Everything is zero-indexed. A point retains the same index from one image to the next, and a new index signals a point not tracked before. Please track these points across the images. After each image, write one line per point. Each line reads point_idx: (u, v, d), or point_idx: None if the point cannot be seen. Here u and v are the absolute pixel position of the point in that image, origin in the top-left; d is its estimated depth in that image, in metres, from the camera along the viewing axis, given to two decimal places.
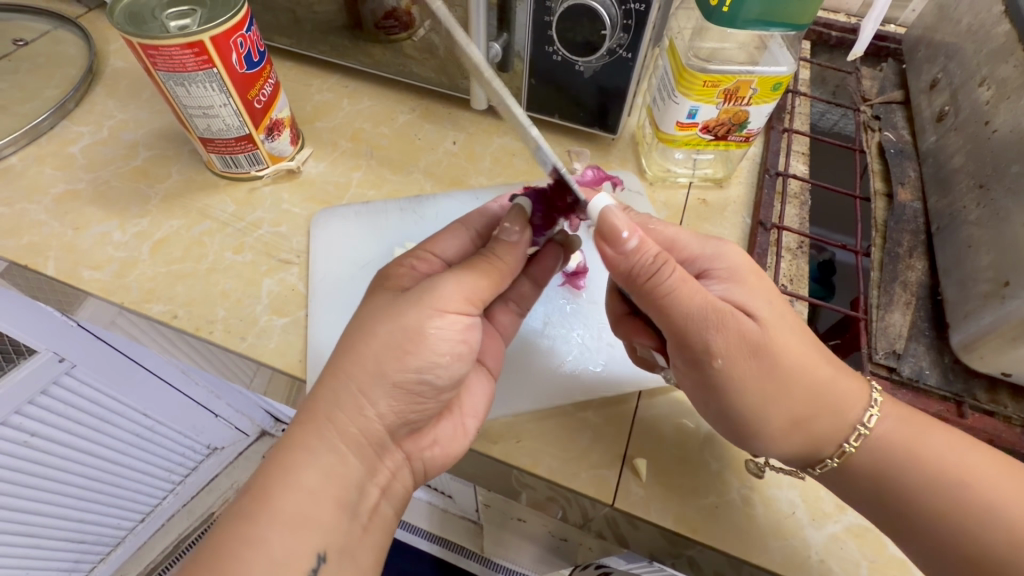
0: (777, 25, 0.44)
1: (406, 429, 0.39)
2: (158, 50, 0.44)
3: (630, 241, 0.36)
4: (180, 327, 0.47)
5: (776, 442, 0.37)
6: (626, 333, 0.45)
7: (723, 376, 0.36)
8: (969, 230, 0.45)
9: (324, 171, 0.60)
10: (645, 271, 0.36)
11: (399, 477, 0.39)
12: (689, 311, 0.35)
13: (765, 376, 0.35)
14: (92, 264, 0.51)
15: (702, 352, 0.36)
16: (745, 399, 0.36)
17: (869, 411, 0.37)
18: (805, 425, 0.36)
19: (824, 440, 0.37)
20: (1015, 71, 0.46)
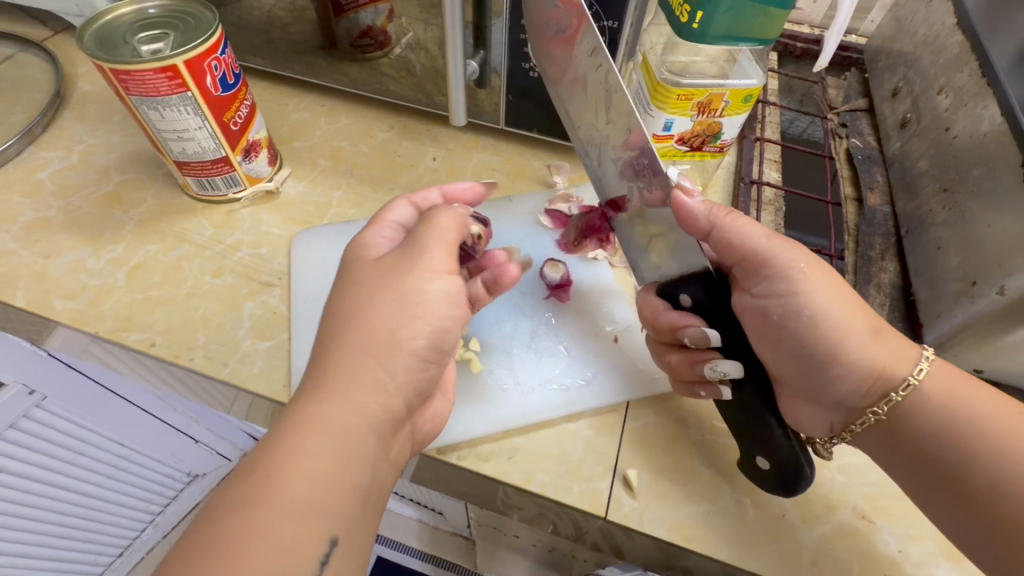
0: (744, 40, 0.46)
1: (417, 400, 0.37)
2: (130, 74, 0.44)
3: (700, 200, 0.41)
4: (158, 356, 0.46)
5: (844, 375, 0.37)
6: (670, 332, 0.43)
7: (800, 303, 0.37)
8: (937, 231, 0.47)
9: (304, 191, 0.59)
10: (716, 217, 0.40)
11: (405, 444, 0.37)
12: (744, 246, 0.40)
13: (828, 301, 0.37)
14: (64, 293, 0.50)
15: (780, 282, 0.38)
16: (816, 334, 0.37)
17: (909, 380, 0.36)
18: (854, 374, 0.37)
19: (874, 387, 0.37)
20: (970, 79, 0.48)
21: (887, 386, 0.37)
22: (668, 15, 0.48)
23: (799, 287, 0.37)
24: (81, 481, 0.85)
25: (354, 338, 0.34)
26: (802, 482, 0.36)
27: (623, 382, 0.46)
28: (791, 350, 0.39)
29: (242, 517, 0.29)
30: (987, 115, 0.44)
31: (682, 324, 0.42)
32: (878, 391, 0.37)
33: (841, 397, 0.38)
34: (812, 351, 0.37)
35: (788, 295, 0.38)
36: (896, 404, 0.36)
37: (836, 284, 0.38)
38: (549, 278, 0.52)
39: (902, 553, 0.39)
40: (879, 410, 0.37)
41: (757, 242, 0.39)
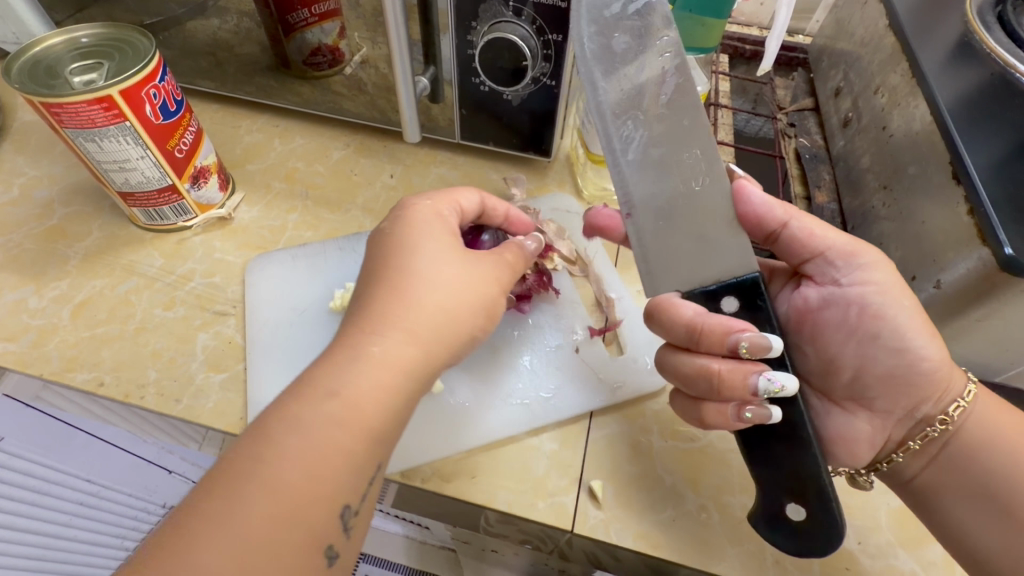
0: (685, 49, 0.47)
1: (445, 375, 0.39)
2: (63, 107, 0.42)
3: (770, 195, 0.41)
4: (107, 396, 0.44)
5: (923, 379, 0.38)
6: (720, 340, 0.38)
7: (889, 299, 0.38)
8: (881, 226, 0.48)
9: (258, 216, 0.58)
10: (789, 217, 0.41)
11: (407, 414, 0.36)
12: (820, 242, 0.41)
13: (903, 293, 0.38)
14: (5, 335, 0.48)
15: (868, 275, 0.39)
16: (900, 330, 0.37)
17: (969, 389, 0.38)
18: (922, 370, 0.37)
19: (938, 395, 0.38)
20: (902, 79, 0.49)
21: (954, 393, 0.38)
22: None
23: (889, 279, 0.38)
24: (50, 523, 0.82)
25: (396, 303, 0.34)
26: (834, 498, 0.35)
27: (586, 393, 0.46)
28: (873, 345, 0.39)
29: (269, 471, 0.28)
30: (918, 114, 0.46)
31: (739, 329, 0.38)
32: (946, 399, 0.38)
33: (916, 401, 0.38)
34: (892, 344, 0.38)
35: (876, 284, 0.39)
36: (964, 411, 0.38)
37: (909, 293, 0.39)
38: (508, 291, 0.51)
39: (860, 546, 0.39)
40: (948, 418, 0.38)
41: (836, 240, 0.40)
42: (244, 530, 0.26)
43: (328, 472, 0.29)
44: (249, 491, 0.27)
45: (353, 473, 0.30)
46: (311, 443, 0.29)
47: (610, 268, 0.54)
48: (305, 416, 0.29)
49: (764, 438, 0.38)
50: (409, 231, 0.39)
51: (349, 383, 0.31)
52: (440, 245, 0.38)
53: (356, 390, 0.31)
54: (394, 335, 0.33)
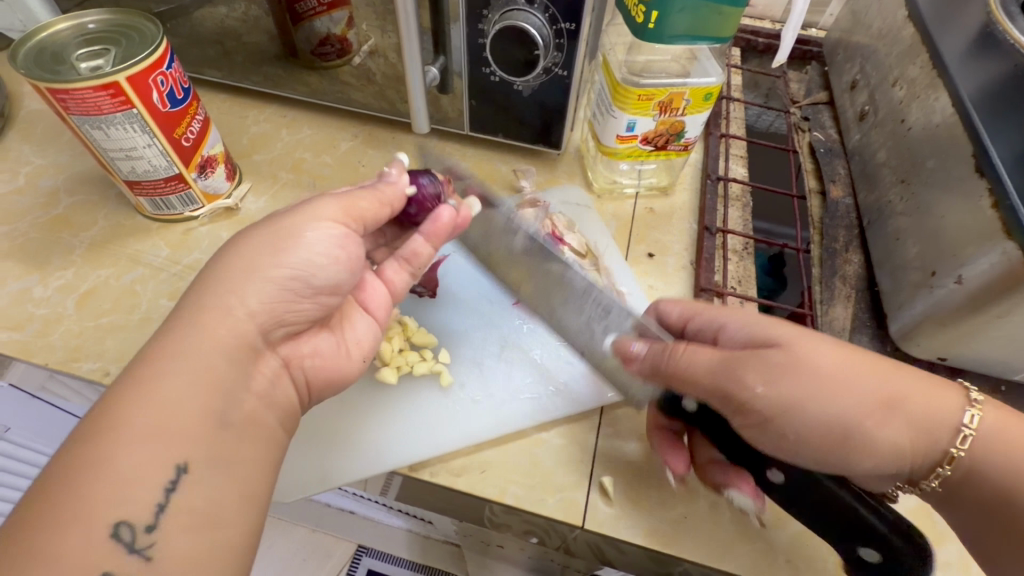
0: (703, 39, 0.46)
1: (282, 331, 0.36)
2: (70, 93, 0.42)
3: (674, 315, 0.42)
4: (113, 386, 0.44)
5: (881, 453, 0.33)
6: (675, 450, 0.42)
7: (773, 399, 0.34)
8: (897, 221, 0.47)
9: (265, 206, 0.58)
10: (666, 355, 0.39)
11: (281, 384, 0.36)
12: (704, 381, 0.36)
13: (807, 390, 0.33)
14: (10, 324, 0.47)
15: (763, 373, 0.34)
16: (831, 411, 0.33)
17: (971, 413, 0.34)
18: (875, 443, 0.33)
19: (926, 441, 0.33)
20: (921, 71, 0.48)
21: (946, 441, 0.33)
22: (625, 15, 0.48)
23: (789, 356, 0.34)
24: None
25: (262, 263, 0.34)
26: (917, 530, 0.32)
27: (596, 388, 0.45)
28: (813, 443, 0.34)
29: (106, 442, 0.27)
30: (939, 107, 0.45)
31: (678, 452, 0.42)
32: (936, 454, 0.34)
33: (893, 470, 0.34)
34: (834, 438, 0.33)
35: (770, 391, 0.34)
36: (971, 441, 0.33)
37: (800, 377, 0.34)
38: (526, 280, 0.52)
39: None
40: (954, 449, 0.33)
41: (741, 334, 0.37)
42: (82, 500, 0.26)
43: (170, 438, 0.28)
44: (66, 480, 0.26)
45: (200, 442, 0.29)
46: (162, 409, 0.29)
47: (620, 263, 0.54)
48: (156, 382, 0.29)
49: (792, 493, 0.37)
50: (267, 235, 0.36)
51: (187, 348, 0.31)
52: (316, 204, 0.38)
53: (194, 356, 0.31)
54: (238, 295, 0.33)
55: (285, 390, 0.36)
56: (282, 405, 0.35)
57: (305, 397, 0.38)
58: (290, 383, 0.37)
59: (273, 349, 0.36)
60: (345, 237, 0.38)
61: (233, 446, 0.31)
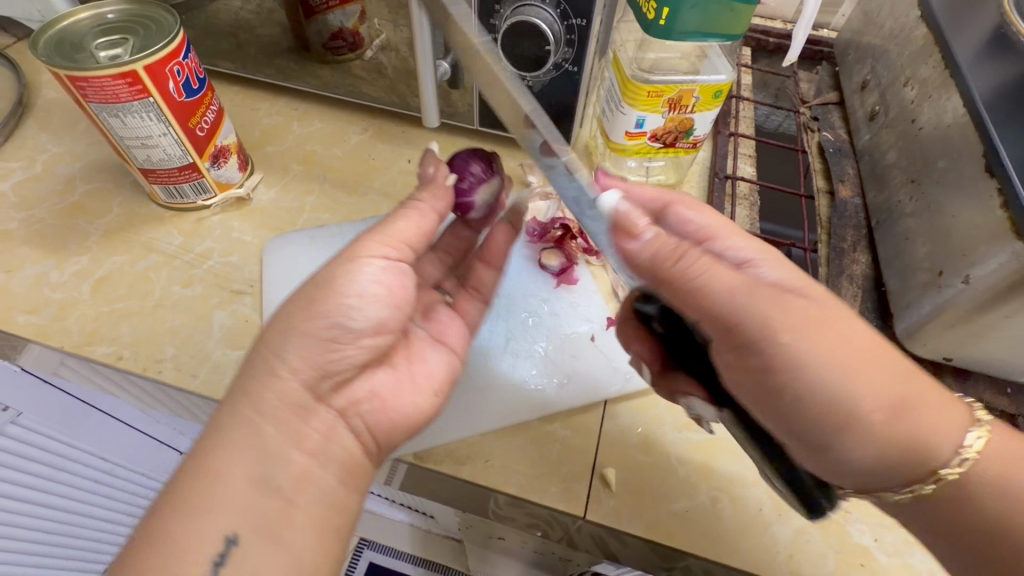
0: (713, 36, 0.46)
1: (330, 382, 0.35)
2: (88, 81, 0.42)
3: (648, 236, 0.36)
4: (126, 369, 0.45)
5: (858, 445, 0.32)
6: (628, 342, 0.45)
7: (785, 354, 0.31)
8: (906, 222, 0.47)
9: (276, 197, 0.58)
10: (669, 255, 0.34)
11: (336, 438, 0.34)
12: (724, 302, 0.33)
13: (826, 353, 0.31)
14: (27, 307, 0.48)
15: (761, 334, 0.32)
16: (825, 385, 0.31)
17: (975, 434, 0.32)
18: (871, 438, 0.31)
19: (918, 455, 0.31)
20: (934, 71, 0.48)
21: (941, 459, 0.32)
22: (637, 11, 0.48)
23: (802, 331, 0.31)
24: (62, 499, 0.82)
25: (295, 322, 0.34)
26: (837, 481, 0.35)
27: (600, 381, 0.46)
28: (806, 413, 0.32)
29: (161, 521, 0.29)
30: (951, 106, 0.45)
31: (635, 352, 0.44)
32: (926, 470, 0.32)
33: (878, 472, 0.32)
34: (829, 412, 0.31)
35: (789, 344, 0.31)
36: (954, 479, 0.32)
37: (832, 335, 0.31)
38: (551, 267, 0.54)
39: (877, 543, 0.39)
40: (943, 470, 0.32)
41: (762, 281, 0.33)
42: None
43: (218, 513, 0.29)
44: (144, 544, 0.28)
45: (250, 517, 0.30)
46: (209, 481, 0.30)
47: None
48: (209, 456, 0.31)
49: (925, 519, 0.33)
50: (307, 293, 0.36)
51: (232, 425, 0.32)
52: (352, 246, 0.38)
53: (239, 430, 0.31)
54: (276, 354, 0.34)
55: (342, 443, 0.35)
56: (338, 459, 0.34)
57: (372, 443, 0.36)
58: (350, 435, 0.35)
59: (325, 402, 0.35)
60: (383, 270, 0.38)
61: (283, 515, 0.31)
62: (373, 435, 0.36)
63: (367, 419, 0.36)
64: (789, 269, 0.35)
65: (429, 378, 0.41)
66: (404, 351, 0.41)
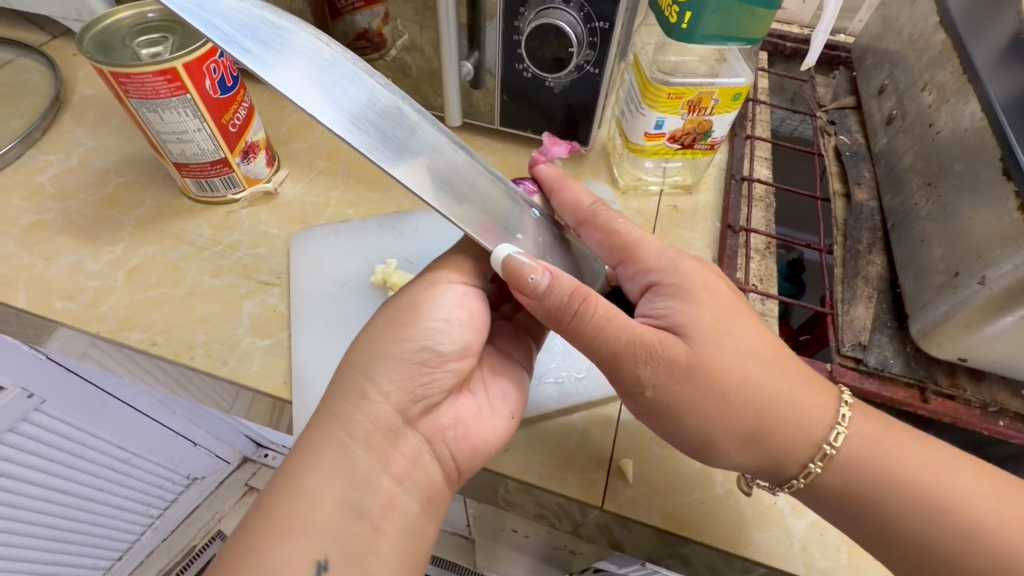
0: (733, 40, 0.47)
1: (419, 407, 0.38)
2: (130, 77, 0.44)
3: (544, 284, 0.35)
4: (159, 354, 0.47)
5: (730, 458, 0.38)
6: None
7: (658, 402, 0.36)
8: (922, 225, 0.48)
9: (302, 192, 0.60)
10: (564, 311, 0.35)
11: (421, 463, 0.37)
12: (608, 357, 0.35)
13: (692, 399, 0.35)
14: (64, 294, 0.50)
15: (635, 386, 0.36)
16: (696, 417, 0.36)
17: (836, 432, 0.37)
18: (733, 454, 0.37)
19: (786, 458, 0.37)
20: (952, 76, 0.49)
21: (803, 459, 0.37)
22: (659, 15, 0.49)
23: (670, 377, 0.35)
24: (82, 485, 0.84)
25: (385, 346, 0.37)
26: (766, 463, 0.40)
27: None
28: (676, 438, 0.38)
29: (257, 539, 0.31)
30: (968, 111, 0.45)
31: None
32: (798, 466, 0.37)
33: (749, 471, 0.39)
34: (693, 440, 0.37)
35: (658, 396, 0.36)
36: (830, 458, 0.37)
37: (695, 386, 0.35)
38: None
39: None
40: (813, 464, 0.37)
41: (621, 335, 0.35)
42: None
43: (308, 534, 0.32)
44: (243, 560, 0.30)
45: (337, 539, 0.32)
46: (299, 501, 0.32)
47: None
48: (301, 476, 0.33)
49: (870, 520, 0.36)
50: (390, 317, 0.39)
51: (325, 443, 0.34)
52: (430, 275, 0.41)
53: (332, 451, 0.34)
54: (368, 378, 0.36)
55: (425, 468, 0.37)
56: (420, 484, 0.36)
57: (453, 470, 0.39)
58: (435, 461, 0.38)
59: (413, 426, 0.37)
60: (463, 296, 0.41)
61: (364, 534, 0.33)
62: (455, 462, 0.38)
63: (451, 445, 0.38)
64: (687, 302, 0.38)
65: (504, 400, 0.42)
66: (480, 375, 0.43)
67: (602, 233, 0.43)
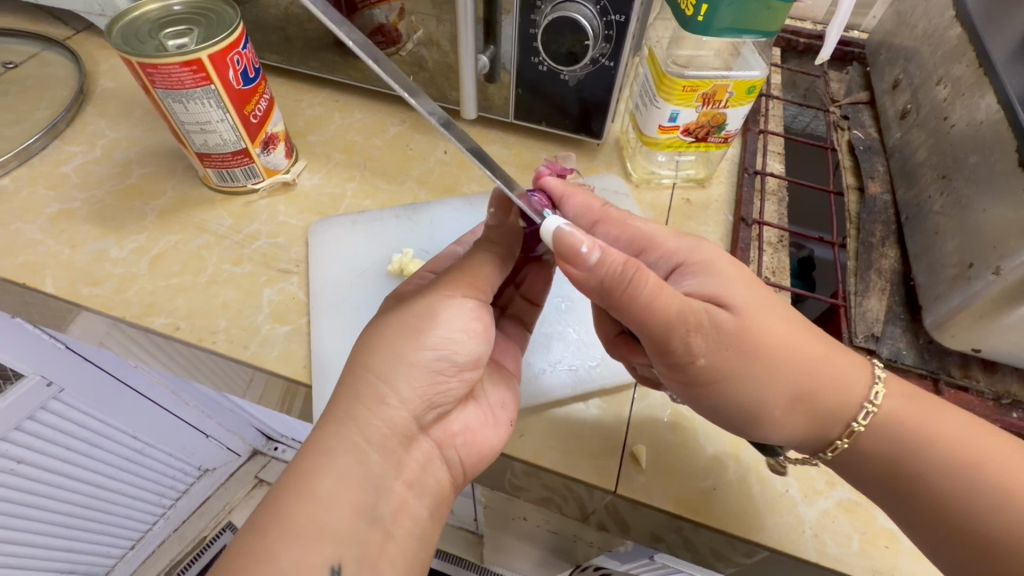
0: (748, 33, 0.48)
1: (432, 413, 0.39)
2: (157, 68, 0.45)
3: (594, 255, 0.35)
4: (182, 339, 0.48)
5: (777, 432, 0.38)
6: (622, 356, 0.45)
7: (709, 370, 0.36)
8: (936, 218, 0.48)
9: (319, 183, 0.61)
10: (618, 281, 0.35)
11: (432, 470, 0.39)
12: (662, 331, 0.35)
13: (737, 365, 0.36)
14: (90, 280, 0.51)
15: (682, 356, 0.36)
16: (741, 384, 0.37)
17: (874, 390, 0.38)
18: (781, 424, 0.38)
19: (831, 420, 0.37)
20: (968, 70, 0.49)
21: (847, 416, 0.37)
22: (674, 9, 0.50)
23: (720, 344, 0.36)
24: (98, 473, 0.85)
25: (404, 351, 0.37)
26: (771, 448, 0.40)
27: None
28: (730, 410, 0.38)
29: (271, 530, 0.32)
30: (984, 105, 0.46)
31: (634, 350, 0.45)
32: (840, 423, 0.37)
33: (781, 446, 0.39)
34: (741, 407, 0.37)
35: (710, 364, 0.36)
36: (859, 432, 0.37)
37: (738, 347, 0.36)
38: None
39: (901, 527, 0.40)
40: (841, 441, 0.38)
41: (674, 302, 0.35)
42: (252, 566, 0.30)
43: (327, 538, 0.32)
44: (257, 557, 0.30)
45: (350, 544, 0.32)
46: (309, 495, 0.32)
47: None
48: (311, 475, 0.33)
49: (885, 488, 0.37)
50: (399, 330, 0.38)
51: (343, 445, 0.34)
52: (440, 282, 0.41)
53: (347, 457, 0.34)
54: (386, 383, 0.36)
55: (435, 474, 0.39)
56: (429, 490, 0.38)
57: (459, 474, 0.41)
58: (444, 466, 0.40)
59: (425, 432, 0.39)
60: (476, 311, 0.40)
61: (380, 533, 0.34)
62: (462, 466, 0.41)
63: (460, 450, 0.40)
64: (714, 274, 0.40)
65: (505, 407, 0.43)
66: (480, 383, 0.44)
67: (616, 229, 0.44)
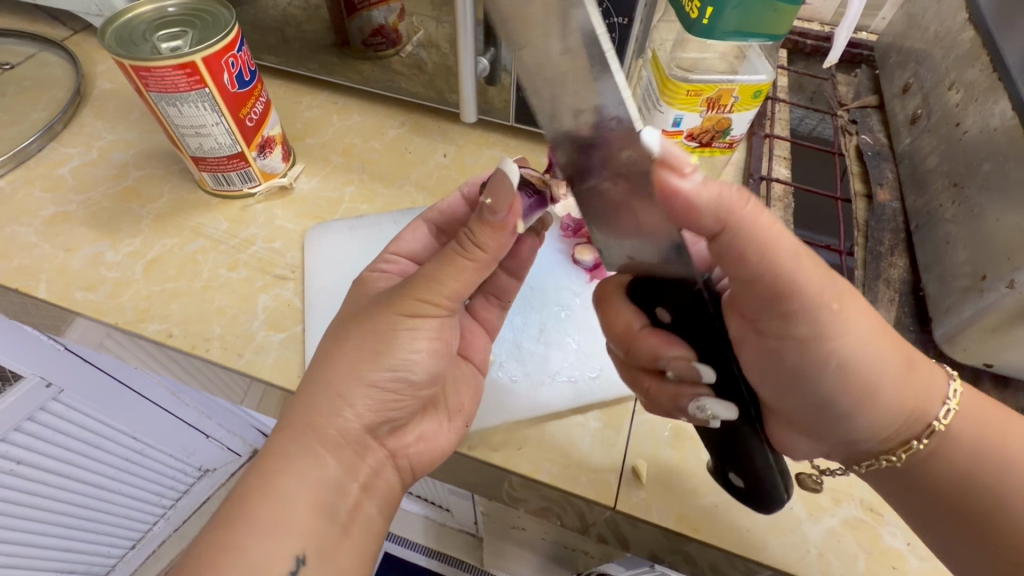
0: (754, 36, 0.46)
1: (383, 426, 0.39)
2: (150, 71, 0.45)
3: (697, 178, 0.32)
4: (176, 346, 0.47)
5: (880, 411, 0.35)
6: (651, 350, 0.42)
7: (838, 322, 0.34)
8: (946, 227, 0.47)
9: (317, 186, 0.60)
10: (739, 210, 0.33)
11: (381, 474, 0.39)
12: (791, 268, 0.33)
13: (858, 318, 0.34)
14: (84, 285, 0.51)
15: (800, 304, 0.34)
16: (857, 342, 0.34)
17: (953, 388, 0.36)
18: (891, 401, 0.35)
19: (919, 408, 0.35)
20: (981, 74, 0.47)
21: (930, 415, 0.35)
22: (678, 11, 0.49)
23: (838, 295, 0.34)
24: (99, 474, 0.85)
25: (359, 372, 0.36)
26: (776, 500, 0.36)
27: None
28: (844, 371, 0.35)
29: (246, 534, 0.31)
30: (998, 110, 0.44)
31: (665, 352, 0.41)
32: (921, 423, 0.36)
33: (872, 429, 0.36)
34: (862, 365, 0.34)
35: (841, 311, 0.34)
36: (938, 435, 0.36)
37: (850, 291, 0.35)
38: (584, 262, 0.54)
39: (909, 547, 0.38)
40: (916, 442, 0.36)
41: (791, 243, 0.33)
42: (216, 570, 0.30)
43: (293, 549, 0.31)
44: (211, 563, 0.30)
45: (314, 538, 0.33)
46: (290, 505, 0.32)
47: None
48: None
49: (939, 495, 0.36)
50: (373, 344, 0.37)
51: None
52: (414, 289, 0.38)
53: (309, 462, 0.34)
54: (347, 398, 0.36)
55: (385, 479, 0.39)
56: (380, 493, 0.38)
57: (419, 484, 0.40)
58: (388, 475, 0.39)
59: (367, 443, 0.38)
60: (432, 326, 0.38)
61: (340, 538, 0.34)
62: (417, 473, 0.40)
63: (412, 459, 0.40)
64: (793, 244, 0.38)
65: (457, 410, 0.43)
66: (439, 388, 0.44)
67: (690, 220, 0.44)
